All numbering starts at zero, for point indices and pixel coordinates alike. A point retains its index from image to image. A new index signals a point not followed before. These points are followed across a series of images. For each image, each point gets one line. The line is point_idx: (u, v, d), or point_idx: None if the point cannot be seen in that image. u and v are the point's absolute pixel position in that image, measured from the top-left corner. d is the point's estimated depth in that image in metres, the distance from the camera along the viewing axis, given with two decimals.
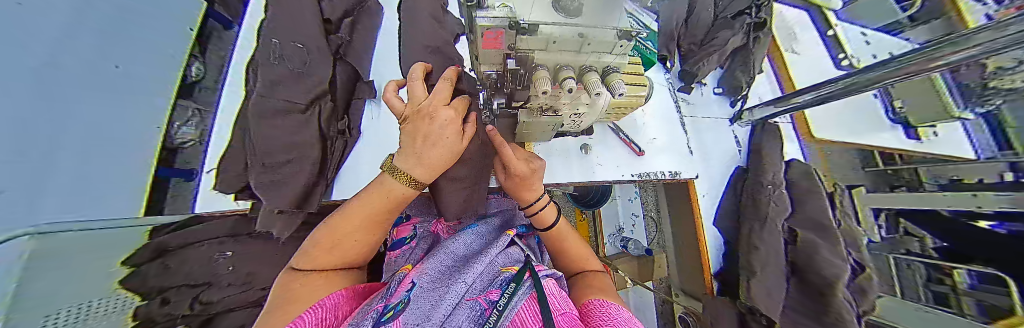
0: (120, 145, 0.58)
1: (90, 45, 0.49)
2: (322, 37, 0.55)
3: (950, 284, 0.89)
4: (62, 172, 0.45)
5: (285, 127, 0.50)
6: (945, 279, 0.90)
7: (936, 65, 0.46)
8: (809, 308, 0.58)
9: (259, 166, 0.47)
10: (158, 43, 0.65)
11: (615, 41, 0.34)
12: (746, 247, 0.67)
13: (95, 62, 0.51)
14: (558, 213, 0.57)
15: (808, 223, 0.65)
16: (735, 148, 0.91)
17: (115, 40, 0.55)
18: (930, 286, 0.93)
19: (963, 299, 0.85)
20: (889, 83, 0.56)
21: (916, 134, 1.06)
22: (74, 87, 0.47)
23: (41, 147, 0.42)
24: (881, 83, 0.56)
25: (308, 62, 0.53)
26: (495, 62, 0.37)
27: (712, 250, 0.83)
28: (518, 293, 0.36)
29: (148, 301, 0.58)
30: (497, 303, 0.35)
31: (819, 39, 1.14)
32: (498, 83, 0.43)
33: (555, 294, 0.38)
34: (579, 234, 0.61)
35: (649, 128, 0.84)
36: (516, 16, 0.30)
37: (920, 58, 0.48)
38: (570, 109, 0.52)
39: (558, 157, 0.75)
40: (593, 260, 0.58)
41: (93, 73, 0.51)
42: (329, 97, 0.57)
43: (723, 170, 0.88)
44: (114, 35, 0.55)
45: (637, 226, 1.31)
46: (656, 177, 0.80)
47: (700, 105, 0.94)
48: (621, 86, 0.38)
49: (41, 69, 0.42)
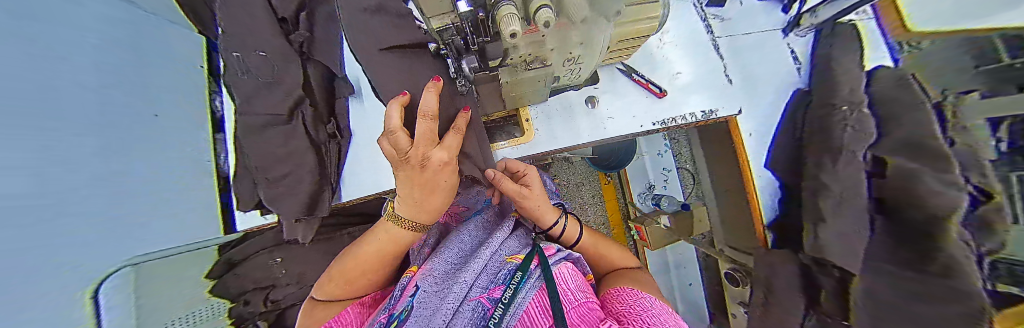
0: (159, 190, 0.58)
1: (93, 95, 0.45)
2: (281, 39, 0.52)
3: None
4: (106, 231, 0.45)
5: (273, 140, 0.51)
6: None
7: None
8: (898, 253, 0.45)
9: (265, 180, 0.52)
10: (163, 84, 0.65)
11: None
12: (811, 187, 0.54)
13: (108, 111, 0.48)
14: (580, 226, 0.58)
15: (904, 147, 0.47)
16: (792, 65, 0.71)
17: (123, 84, 0.53)
18: None
19: None
20: None
21: None
22: (94, 147, 0.43)
23: (94, 208, 0.43)
24: None
25: (274, 71, 0.51)
26: (443, 12, 0.27)
27: (764, 195, 0.69)
28: (519, 296, 0.35)
29: (235, 303, 0.77)
30: (498, 304, 0.34)
31: None
32: (456, 40, 0.34)
33: (568, 287, 0.37)
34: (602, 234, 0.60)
35: (671, 61, 0.69)
36: None
37: None
38: (560, 54, 0.42)
39: (560, 117, 0.66)
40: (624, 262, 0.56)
41: (111, 124, 0.48)
42: (308, 100, 0.55)
43: (775, 96, 0.70)
44: (119, 74, 0.52)
45: (671, 181, 1.18)
46: (684, 121, 0.67)
47: (741, 19, 0.73)
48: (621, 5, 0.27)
49: (63, 131, 0.38)
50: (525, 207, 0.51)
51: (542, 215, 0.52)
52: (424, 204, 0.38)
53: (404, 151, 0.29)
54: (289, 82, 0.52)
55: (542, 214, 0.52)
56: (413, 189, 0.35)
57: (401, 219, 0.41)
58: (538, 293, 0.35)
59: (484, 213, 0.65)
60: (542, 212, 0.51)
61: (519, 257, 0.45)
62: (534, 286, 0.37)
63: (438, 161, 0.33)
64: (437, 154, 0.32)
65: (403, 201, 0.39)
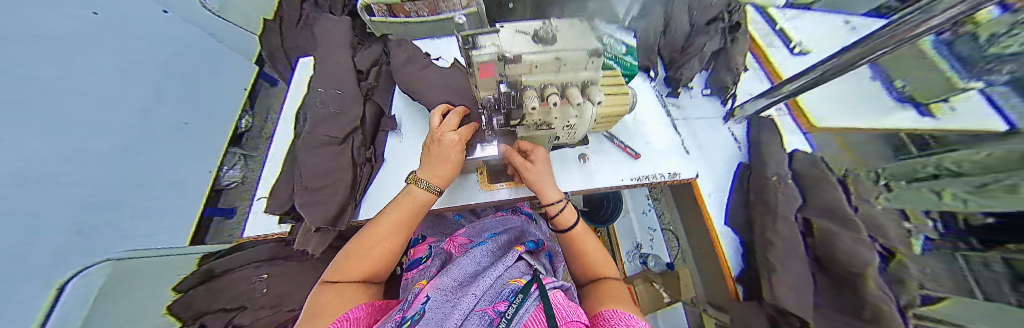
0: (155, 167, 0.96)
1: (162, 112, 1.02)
2: (355, 84, 0.72)
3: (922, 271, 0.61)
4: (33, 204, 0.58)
5: (325, 156, 0.62)
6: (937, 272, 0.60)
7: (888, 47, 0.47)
8: (841, 304, 0.51)
9: (305, 189, 0.58)
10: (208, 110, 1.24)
11: (587, 58, 0.43)
12: (762, 242, 0.66)
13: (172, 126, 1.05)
14: (576, 216, 0.63)
15: (826, 213, 0.61)
16: (731, 144, 0.92)
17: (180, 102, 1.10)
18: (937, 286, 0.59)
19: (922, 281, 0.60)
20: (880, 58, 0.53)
21: (928, 111, 0.88)
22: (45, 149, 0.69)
23: None
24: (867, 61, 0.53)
25: (344, 105, 0.68)
26: (490, 89, 0.46)
27: (730, 251, 0.78)
28: (521, 307, 0.40)
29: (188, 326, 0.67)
30: (503, 314, 0.39)
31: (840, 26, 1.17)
32: (493, 104, 0.51)
33: (561, 307, 0.42)
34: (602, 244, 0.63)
35: (642, 133, 0.89)
36: (502, 51, 0.39)
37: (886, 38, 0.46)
38: (562, 121, 0.59)
39: (558, 167, 0.81)
40: (613, 272, 0.58)
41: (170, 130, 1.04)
42: (360, 131, 0.68)
43: (724, 167, 0.88)
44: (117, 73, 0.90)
45: (656, 240, 1.28)
46: (656, 179, 0.81)
47: (692, 107, 0.99)
48: (596, 96, 0.45)
49: None
50: (528, 179, 0.62)
51: (544, 189, 0.61)
52: (436, 170, 0.52)
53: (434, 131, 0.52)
54: (350, 115, 0.68)
55: (545, 189, 0.61)
56: (432, 160, 0.52)
57: (418, 179, 0.53)
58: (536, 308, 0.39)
59: (491, 242, 0.70)
60: (542, 186, 0.61)
61: (520, 281, 0.50)
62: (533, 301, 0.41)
63: (447, 140, 0.49)
64: (449, 135, 0.50)
65: (420, 170, 0.54)
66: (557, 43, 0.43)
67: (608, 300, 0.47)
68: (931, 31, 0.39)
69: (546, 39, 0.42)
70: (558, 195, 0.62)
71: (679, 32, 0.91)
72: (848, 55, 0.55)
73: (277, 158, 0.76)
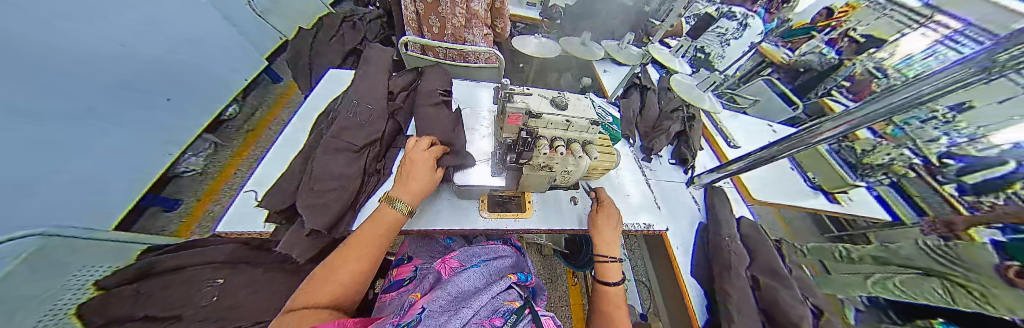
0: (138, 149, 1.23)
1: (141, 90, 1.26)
2: (384, 102, 0.80)
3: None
4: None
5: (340, 161, 0.64)
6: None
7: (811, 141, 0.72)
8: None
9: (309, 189, 0.57)
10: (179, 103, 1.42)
11: (589, 125, 0.58)
12: (722, 296, 0.75)
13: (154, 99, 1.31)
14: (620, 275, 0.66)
15: (766, 270, 0.78)
16: (694, 206, 1.08)
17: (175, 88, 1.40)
18: None
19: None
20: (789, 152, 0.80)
21: (835, 200, 1.31)
22: None
23: None
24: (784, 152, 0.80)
25: (370, 118, 0.74)
26: (512, 131, 0.57)
27: (696, 302, 0.85)
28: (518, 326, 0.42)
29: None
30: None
31: (761, 128, 1.60)
32: (510, 143, 0.62)
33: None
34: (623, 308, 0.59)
35: (623, 186, 1.03)
36: (529, 108, 0.53)
37: (805, 134, 0.72)
38: (562, 166, 0.70)
39: (552, 205, 0.89)
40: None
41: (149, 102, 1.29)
42: (377, 144, 0.73)
43: (689, 224, 1.02)
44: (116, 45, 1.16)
45: (629, 289, 1.32)
46: (635, 228, 0.91)
47: (662, 171, 1.17)
48: (594, 153, 0.58)
49: None
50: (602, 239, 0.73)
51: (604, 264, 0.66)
52: (415, 174, 0.59)
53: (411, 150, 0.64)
54: (375, 127, 0.73)
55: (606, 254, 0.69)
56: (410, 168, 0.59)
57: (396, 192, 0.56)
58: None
59: (485, 265, 0.72)
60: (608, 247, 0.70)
61: (515, 304, 0.52)
62: (528, 321, 0.44)
63: (423, 152, 0.62)
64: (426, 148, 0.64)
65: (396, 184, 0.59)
66: (568, 109, 0.58)
67: None
68: (856, 125, 0.61)
69: (560, 105, 0.57)
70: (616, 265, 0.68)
71: (649, 115, 1.23)
72: (778, 146, 0.80)
73: (282, 155, 0.76)
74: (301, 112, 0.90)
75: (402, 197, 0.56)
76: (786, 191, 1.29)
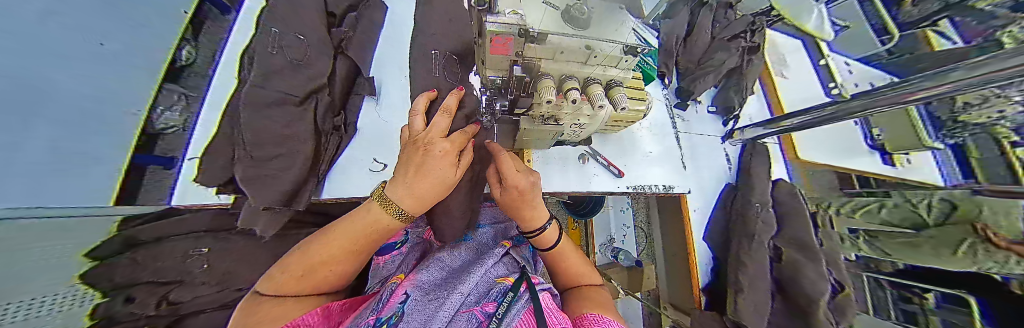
0: None
1: None
2: (324, 30, 0.56)
3: (918, 303, 0.92)
4: None
5: (276, 118, 0.48)
6: (913, 298, 0.93)
7: (910, 100, 0.55)
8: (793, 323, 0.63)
9: (247, 158, 0.44)
10: None
11: (621, 54, 0.38)
12: (733, 264, 0.69)
13: None
14: (560, 232, 0.54)
15: (793, 242, 0.69)
16: (725, 164, 0.93)
17: None
18: (898, 304, 0.96)
19: (931, 319, 0.89)
20: (869, 112, 0.62)
21: (892, 161, 1.11)
22: None
23: None
24: (863, 112, 0.63)
25: (307, 55, 0.53)
26: (501, 68, 0.38)
27: (701, 265, 0.83)
28: (514, 303, 0.36)
29: (110, 298, 0.51)
30: (492, 314, 0.34)
31: None
32: (501, 89, 0.45)
33: (552, 307, 0.36)
34: (577, 248, 0.58)
35: (645, 141, 0.85)
36: (527, 24, 0.31)
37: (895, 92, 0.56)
38: (571, 119, 0.52)
39: (557, 164, 0.74)
40: (592, 274, 0.56)
41: None
42: (327, 91, 0.56)
43: (713, 185, 0.90)
44: None
45: (628, 237, 1.28)
46: (650, 190, 0.79)
47: (695, 122, 0.96)
48: (623, 100, 0.41)
49: None
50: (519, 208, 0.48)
51: (524, 212, 0.48)
52: (413, 186, 0.30)
53: (416, 134, 0.33)
54: (318, 68, 0.53)
55: (533, 215, 0.48)
56: (405, 167, 0.31)
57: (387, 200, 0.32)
58: (529, 308, 0.34)
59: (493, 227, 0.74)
60: (531, 214, 0.48)
61: (509, 280, 0.45)
62: (525, 300, 0.36)
63: (437, 152, 0.29)
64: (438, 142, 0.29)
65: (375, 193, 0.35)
66: (591, 27, 0.36)
67: (592, 303, 0.43)
68: (971, 85, 0.46)
69: (578, 20, 0.35)
70: (546, 216, 0.50)
71: (698, 44, 0.89)
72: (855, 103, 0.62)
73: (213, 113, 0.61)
74: (221, 62, 0.71)
75: (403, 203, 0.32)
76: (833, 146, 1.10)
